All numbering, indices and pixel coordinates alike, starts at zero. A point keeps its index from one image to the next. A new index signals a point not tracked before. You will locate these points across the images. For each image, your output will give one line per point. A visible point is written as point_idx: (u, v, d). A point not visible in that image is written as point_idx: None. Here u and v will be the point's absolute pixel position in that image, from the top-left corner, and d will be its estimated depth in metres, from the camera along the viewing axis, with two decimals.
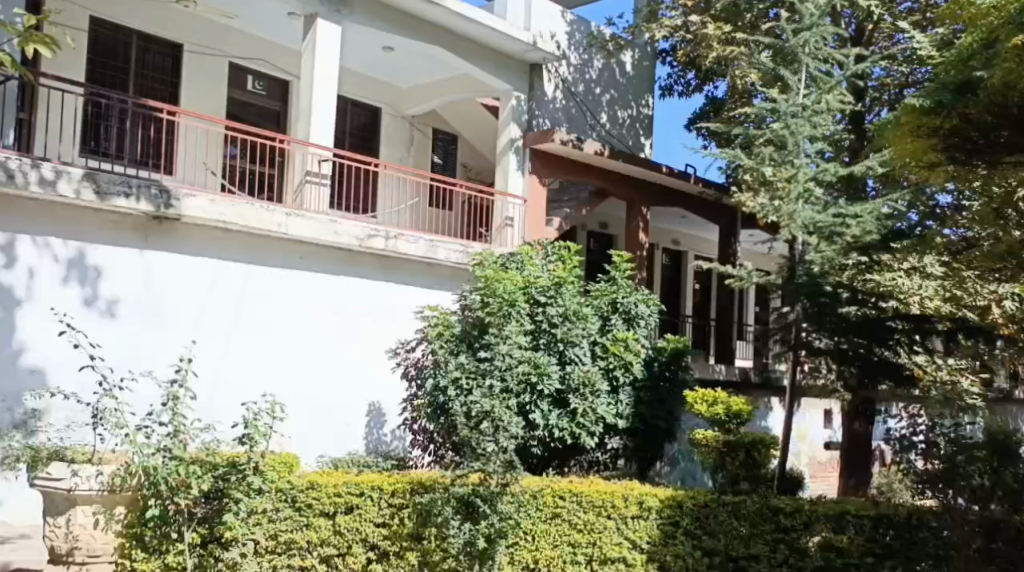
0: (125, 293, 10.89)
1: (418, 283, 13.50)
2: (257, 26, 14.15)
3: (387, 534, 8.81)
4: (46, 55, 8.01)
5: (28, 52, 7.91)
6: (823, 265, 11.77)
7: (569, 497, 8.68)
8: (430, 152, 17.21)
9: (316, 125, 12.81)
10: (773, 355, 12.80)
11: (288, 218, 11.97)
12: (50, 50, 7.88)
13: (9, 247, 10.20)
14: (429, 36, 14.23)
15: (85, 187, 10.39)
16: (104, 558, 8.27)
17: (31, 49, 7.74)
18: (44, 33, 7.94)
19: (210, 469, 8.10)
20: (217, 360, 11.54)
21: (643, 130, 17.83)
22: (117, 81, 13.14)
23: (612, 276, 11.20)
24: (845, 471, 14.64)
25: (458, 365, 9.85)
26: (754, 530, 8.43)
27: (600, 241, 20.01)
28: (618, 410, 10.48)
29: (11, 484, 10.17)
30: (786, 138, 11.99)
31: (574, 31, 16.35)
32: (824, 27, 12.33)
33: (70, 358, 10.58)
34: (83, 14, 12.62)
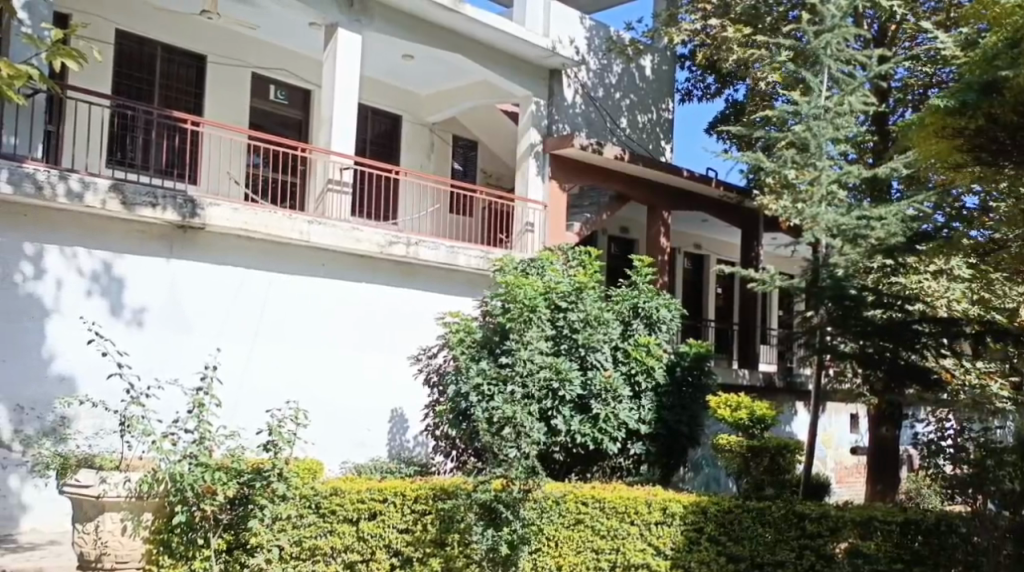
0: (151, 302, 10.95)
1: (437, 289, 13.52)
2: (278, 35, 14.20)
3: (409, 540, 8.77)
4: (71, 68, 7.99)
5: (55, 66, 7.93)
6: (847, 268, 11.46)
7: (592, 503, 8.64)
8: (451, 159, 17.20)
9: (336, 133, 12.84)
10: (797, 358, 12.16)
11: (311, 226, 11.99)
12: (76, 64, 7.91)
13: (38, 258, 10.27)
14: (445, 41, 14.22)
15: (111, 199, 10.45)
16: (131, 564, 8.18)
17: (59, 64, 7.78)
18: (71, 47, 7.97)
19: (236, 476, 8.08)
20: (241, 367, 11.58)
21: (663, 134, 17.76)
22: (142, 93, 13.22)
23: (633, 281, 11.11)
24: (872, 478, 14.49)
25: (479, 371, 9.89)
26: (779, 536, 8.35)
27: (622, 246, 20.00)
28: (641, 416, 10.39)
29: (41, 490, 10.28)
30: (808, 141, 11.88)
31: (593, 37, 16.31)
32: (845, 28, 12.17)
33: (97, 366, 10.65)
34: (109, 26, 12.73)
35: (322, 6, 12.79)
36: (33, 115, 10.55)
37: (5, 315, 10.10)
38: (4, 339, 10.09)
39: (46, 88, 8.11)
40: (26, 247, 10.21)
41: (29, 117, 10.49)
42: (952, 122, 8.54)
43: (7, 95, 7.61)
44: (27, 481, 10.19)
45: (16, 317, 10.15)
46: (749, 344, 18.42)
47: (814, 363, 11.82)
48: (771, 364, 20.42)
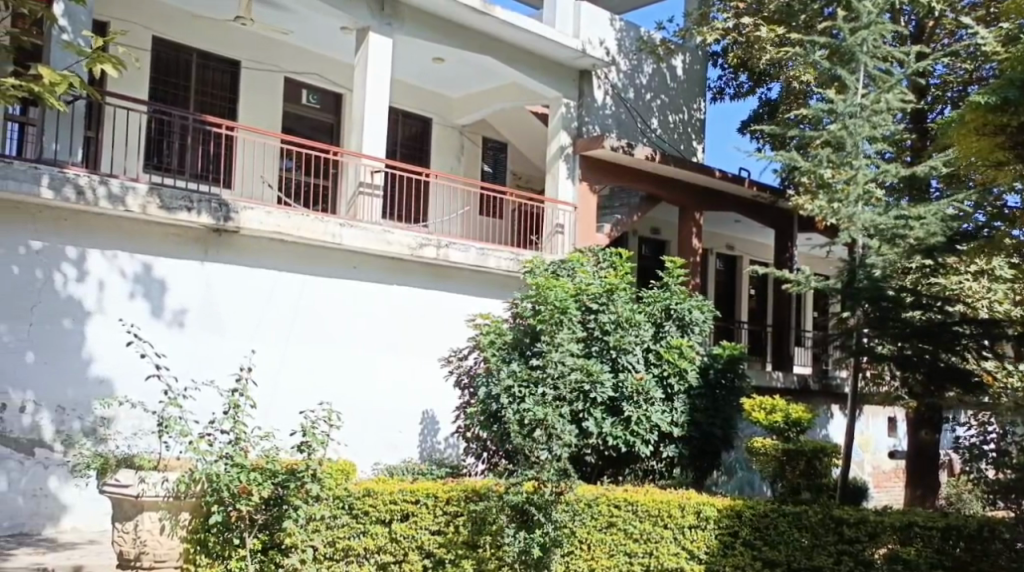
0: (189, 304, 11.03)
1: (468, 291, 13.54)
2: (311, 40, 14.25)
3: (442, 542, 8.72)
4: (112, 75, 8.07)
5: (96, 72, 7.98)
6: (885, 268, 11.27)
7: (625, 506, 8.60)
8: (481, 161, 17.18)
9: (367, 137, 12.85)
10: (833, 360, 12.01)
11: (343, 228, 11.99)
12: (117, 71, 7.96)
13: (81, 261, 10.38)
14: (475, 44, 14.22)
15: (150, 203, 10.52)
16: (169, 564, 8.16)
17: (98, 71, 7.83)
18: (111, 54, 8.02)
19: (270, 476, 8.02)
20: (274, 368, 11.62)
21: (695, 134, 17.61)
22: (178, 98, 13.30)
23: (665, 283, 10.97)
24: (911, 482, 14.22)
25: (510, 374, 9.82)
26: (817, 541, 8.23)
27: (652, 246, 19.90)
28: (673, 419, 10.29)
29: (82, 490, 10.39)
30: (844, 139, 11.68)
31: (623, 38, 16.22)
32: (882, 25, 11.97)
33: (136, 368, 10.73)
34: (147, 34, 12.85)
35: (353, 10, 12.83)
36: (74, 120, 10.57)
37: (47, 317, 10.20)
38: (46, 340, 10.20)
39: (86, 94, 8.18)
40: (69, 250, 10.32)
41: (70, 123, 10.51)
42: (994, 118, 8.34)
43: (49, 101, 7.69)
44: (67, 482, 10.30)
45: (58, 319, 10.25)
46: (782, 347, 18.18)
47: (851, 365, 11.66)
48: (807, 367, 20.17)
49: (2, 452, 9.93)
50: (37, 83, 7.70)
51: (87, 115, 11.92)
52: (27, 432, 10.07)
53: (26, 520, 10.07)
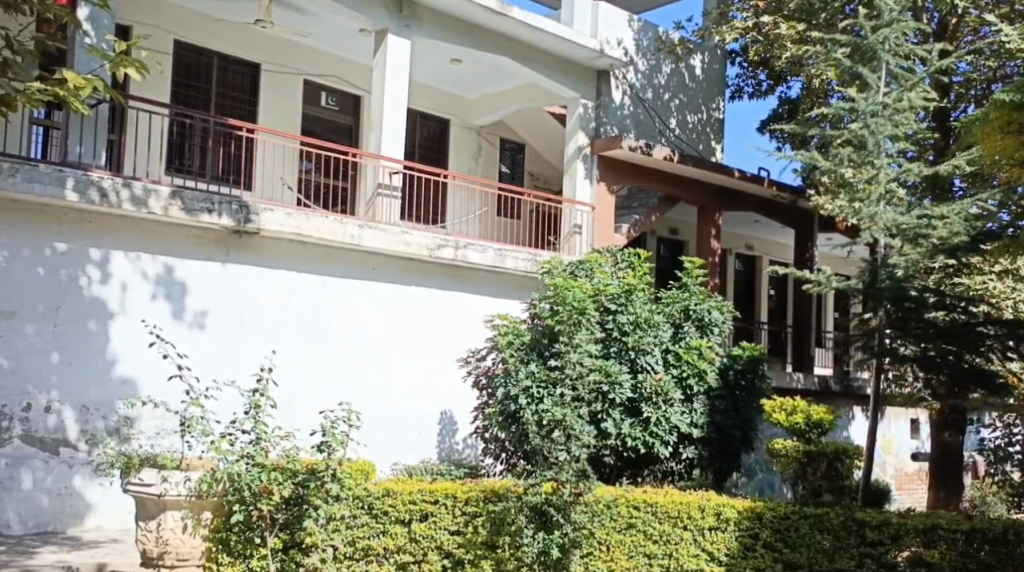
0: (210, 305, 11.07)
1: (487, 292, 13.55)
2: (330, 42, 14.27)
3: (461, 542, 8.69)
4: (135, 79, 8.09)
5: (119, 76, 8.00)
6: (906, 269, 11.04)
7: (645, 507, 8.57)
8: (499, 162, 17.16)
9: (386, 139, 12.87)
10: (854, 361, 11.93)
11: (361, 230, 12.00)
12: (140, 75, 7.98)
13: (104, 263, 10.44)
14: (493, 44, 14.22)
15: (172, 205, 10.56)
16: (192, 562, 8.10)
17: (122, 74, 7.84)
18: (134, 58, 8.04)
19: (291, 476, 8.01)
20: (294, 369, 11.66)
21: (714, 135, 17.53)
22: (199, 102, 13.37)
23: (683, 283, 10.94)
24: (936, 484, 13.92)
25: (528, 374, 9.64)
26: (838, 543, 8.19)
27: (670, 246, 19.83)
28: (693, 420, 10.24)
29: (107, 489, 10.45)
30: (865, 138, 11.52)
31: (641, 38, 16.18)
32: (904, 23, 11.84)
33: (159, 368, 10.79)
34: (168, 38, 12.91)
35: (372, 12, 12.85)
36: (97, 124, 10.61)
37: (72, 319, 10.27)
38: (72, 341, 10.26)
39: (109, 97, 8.20)
40: (93, 252, 10.38)
41: (93, 126, 10.56)
42: (1019, 116, 7.97)
43: (74, 105, 7.72)
44: (92, 480, 10.36)
45: (83, 320, 10.32)
46: (803, 347, 18.03)
47: (872, 367, 11.52)
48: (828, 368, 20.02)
49: (28, 451, 10.00)
50: (61, 87, 7.73)
51: (110, 119, 12.00)
52: (52, 432, 10.13)
53: (51, 519, 10.12)
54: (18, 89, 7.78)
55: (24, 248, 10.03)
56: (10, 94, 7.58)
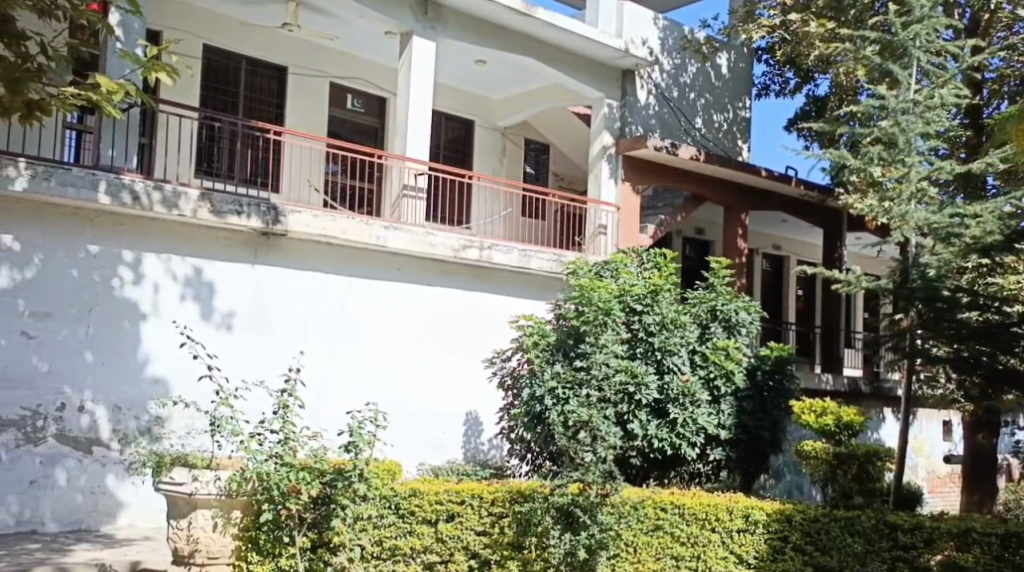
0: (239, 306, 11.14)
1: (512, 292, 13.53)
2: (355, 45, 14.32)
3: (487, 543, 8.66)
4: (166, 83, 8.12)
5: (151, 80, 8.03)
6: (939, 268, 10.96)
7: (671, 509, 8.52)
8: (523, 162, 17.14)
9: (411, 140, 12.89)
10: (884, 362, 11.81)
11: (387, 231, 12.02)
12: (171, 78, 8.00)
13: (136, 264, 10.53)
14: (518, 45, 14.22)
15: (202, 207, 10.61)
16: (222, 561, 8.07)
17: (154, 78, 7.87)
18: (166, 61, 8.06)
19: (319, 475, 8.02)
20: (322, 370, 11.71)
21: (741, 133, 17.41)
22: (227, 106, 13.44)
23: (710, 284, 10.89)
24: (968, 488, 13.75)
25: (554, 374, 9.63)
26: (869, 547, 8.10)
27: (697, 246, 19.74)
28: (720, 421, 10.17)
29: (139, 488, 10.53)
30: (896, 136, 11.29)
31: (666, 37, 16.10)
32: (935, 18, 11.68)
33: (190, 368, 10.87)
34: (197, 42, 12.99)
35: (397, 14, 12.89)
36: (129, 128, 10.70)
37: (105, 320, 10.35)
38: (105, 341, 10.35)
39: (140, 102, 8.23)
40: (125, 254, 10.47)
41: (125, 130, 10.65)
42: None
43: (106, 109, 7.73)
44: (124, 479, 10.44)
45: (116, 321, 10.40)
46: (832, 347, 17.84)
47: (904, 368, 11.36)
48: (857, 369, 19.83)
49: (62, 450, 10.10)
50: (94, 91, 7.76)
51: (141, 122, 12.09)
52: (86, 431, 10.23)
53: (84, 517, 10.21)
54: (52, 93, 7.84)
55: (59, 250, 10.13)
56: (44, 98, 7.64)
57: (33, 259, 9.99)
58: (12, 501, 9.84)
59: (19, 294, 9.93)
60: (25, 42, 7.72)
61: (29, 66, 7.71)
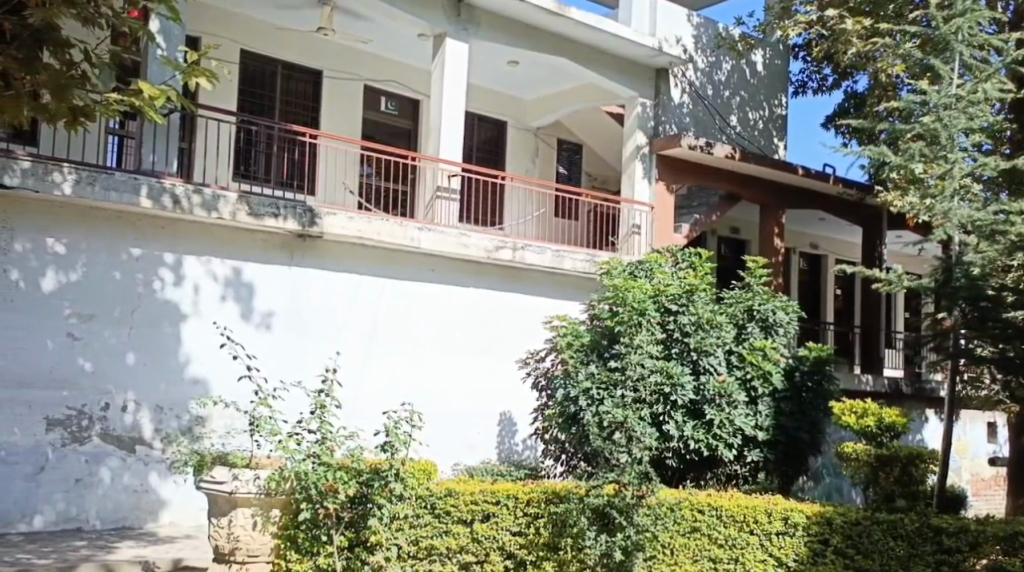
0: (278, 307, 11.22)
1: (546, 292, 13.50)
2: (390, 48, 14.36)
3: (523, 543, 8.61)
4: (206, 87, 8.18)
5: (191, 85, 8.09)
6: (984, 265, 10.68)
7: (709, 511, 8.45)
8: (556, 162, 17.10)
9: (445, 142, 12.91)
10: (927, 363, 11.63)
11: (421, 232, 12.04)
12: (211, 83, 8.05)
13: (177, 266, 10.63)
14: (551, 46, 14.20)
15: (240, 210, 10.68)
16: (261, 559, 8.09)
17: (194, 83, 7.93)
18: (206, 66, 8.11)
19: (356, 475, 8.03)
20: (358, 371, 11.76)
21: (777, 131, 17.25)
22: (265, 110, 13.53)
23: (747, 283, 10.80)
24: (1014, 490, 13.52)
25: (588, 376, 9.51)
26: (913, 550, 7.98)
27: (732, 246, 19.60)
28: (757, 422, 10.07)
29: (180, 486, 10.61)
30: (939, 132, 11.10)
31: (700, 35, 16.00)
32: (978, 12, 11.42)
33: (230, 369, 10.95)
34: (234, 47, 13.10)
35: (431, 17, 12.91)
36: (169, 132, 10.80)
37: (147, 321, 10.45)
38: (147, 343, 10.44)
39: (181, 106, 8.30)
40: (166, 256, 10.57)
41: (166, 135, 10.75)
42: None
43: (149, 114, 7.85)
44: (166, 478, 10.53)
45: (158, 323, 10.50)
46: (872, 349, 17.68)
47: (947, 368, 11.16)
48: (897, 369, 19.55)
49: (106, 449, 10.21)
50: (137, 97, 7.87)
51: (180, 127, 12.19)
52: (129, 430, 10.33)
53: (127, 515, 10.31)
54: (97, 100, 7.94)
55: (102, 253, 10.23)
56: (89, 104, 7.75)
57: (78, 262, 10.12)
58: (58, 499, 9.96)
59: (65, 295, 10.05)
60: (70, 49, 7.82)
61: (74, 73, 7.81)
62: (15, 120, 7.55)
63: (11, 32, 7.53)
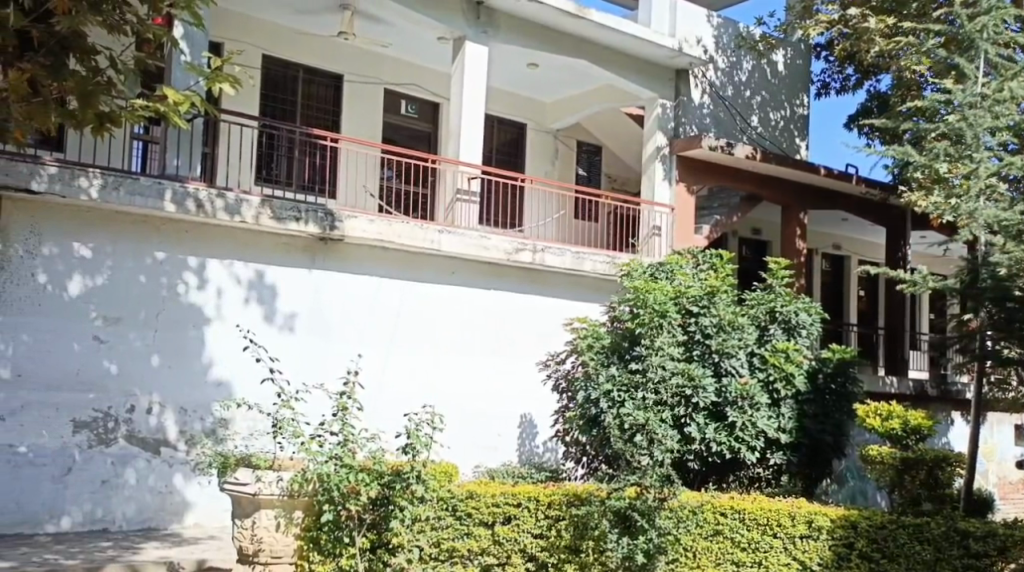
0: (301, 309, 11.25)
1: (566, 294, 13.46)
2: (409, 51, 14.38)
3: (544, 546, 8.58)
4: (229, 93, 8.21)
5: (215, 91, 8.13)
6: (1012, 266, 10.40)
7: (731, 514, 8.39)
8: (576, 164, 17.07)
9: (465, 144, 12.92)
10: (953, 365, 11.52)
11: (441, 234, 12.07)
12: (234, 88, 8.09)
13: (201, 269, 10.67)
14: (570, 48, 14.19)
15: (263, 213, 10.75)
16: (285, 561, 8.06)
17: (217, 89, 7.97)
18: (229, 72, 8.15)
19: (377, 477, 7.99)
20: (380, 373, 11.78)
21: (798, 131, 17.15)
22: (286, 114, 13.58)
23: (769, 284, 10.76)
24: None
25: (609, 378, 9.56)
26: (939, 555, 7.93)
27: (754, 247, 19.51)
28: (781, 425, 9.99)
29: (205, 487, 10.66)
30: (964, 131, 10.96)
31: (721, 35, 15.94)
32: (1003, 9, 11.29)
33: (253, 372, 10.97)
34: (256, 52, 13.17)
35: (451, 20, 12.93)
36: (193, 138, 10.86)
37: (171, 324, 10.50)
38: (171, 346, 10.49)
39: (205, 112, 8.35)
40: (190, 260, 10.62)
41: (189, 140, 10.81)
42: None
43: (173, 120, 7.90)
44: (191, 479, 10.58)
45: (182, 326, 10.55)
46: (897, 351, 17.57)
47: (974, 370, 11.06)
48: (922, 371, 19.40)
49: (131, 451, 10.27)
50: (162, 103, 7.91)
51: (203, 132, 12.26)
52: (154, 432, 10.39)
53: (153, 516, 10.37)
54: (122, 106, 7.98)
55: (127, 257, 10.29)
56: (115, 110, 7.80)
57: (103, 265, 10.18)
58: (85, 500, 10.04)
59: (91, 299, 10.11)
60: (95, 56, 7.87)
61: (99, 79, 7.84)
62: (41, 126, 7.61)
63: (38, 39, 7.56)
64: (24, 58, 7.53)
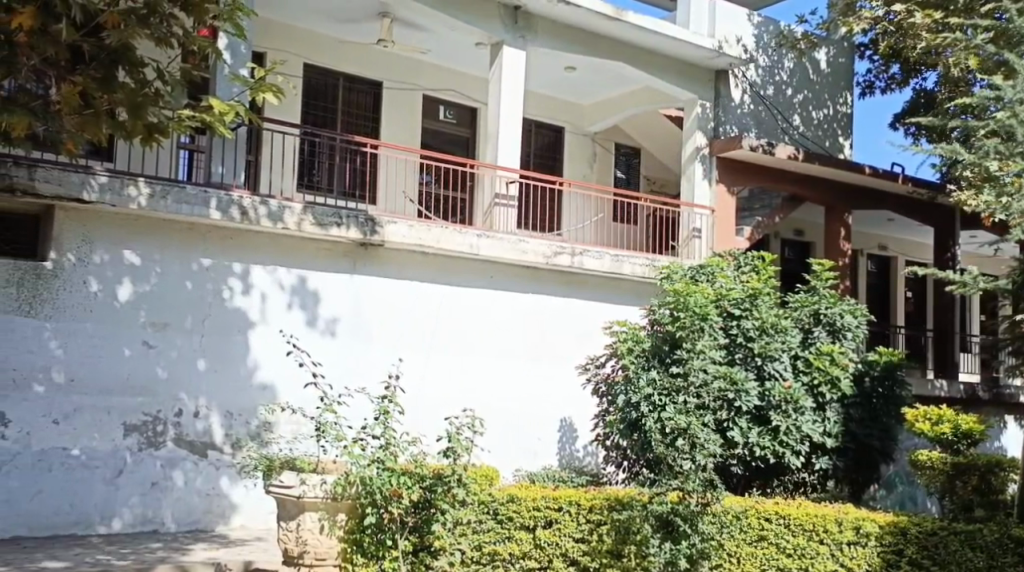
0: (342, 313, 11.30)
1: (606, 297, 13.39)
2: (448, 57, 14.40)
3: (586, 550, 8.49)
4: (274, 102, 8.24)
5: (259, 101, 8.17)
6: None
7: (776, 519, 8.23)
8: (614, 167, 17.01)
9: (503, 148, 12.91)
10: (1005, 366, 11.26)
11: (480, 239, 12.06)
12: (278, 98, 8.11)
13: (244, 275, 10.76)
14: (608, 50, 14.13)
15: (305, 220, 10.77)
16: (330, 562, 8.15)
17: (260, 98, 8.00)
18: (273, 81, 8.18)
19: (419, 480, 8.00)
20: (420, 377, 11.79)
21: (842, 130, 16.94)
22: (328, 121, 13.66)
23: (813, 286, 10.65)
24: None
25: (650, 382, 9.33)
26: (993, 562, 7.63)
27: (796, 248, 19.33)
28: (826, 429, 9.90)
29: (250, 491, 10.74)
30: (1014, 128, 10.70)
31: (761, 34, 15.78)
32: None
33: (295, 375, 11.01)
34: (298, 60, 13.27)
35: (489, 25, 12.93)
36: (237, 145, 10.96)
37: (218, 329, 10.59)
38: (216, 351, 10.57)
39: (249, 120, 8.41)
40: (235, 266, 10.71)
41: (232, 148, 10.91)
42: None
43: (219, 129, 8.13)
44: (237, 482, 10.66)
45: (227, 331, 10.63)
46: (946, 353, 17.30)
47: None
48: (972, 373, 19.06)
49: (179, 453, 10.37)
50: (208, 114, 8.15)
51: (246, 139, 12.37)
52: (201, 435, 10.48)
53: (201, 517, 10.48)
54: (169, 116, 8.08)
55: (174, 264, 10.40)
56: (163, 121, 7.90)
57: (152, 271, 10.29)
58: (135, 502, 10.16)
59: (140, 305, 10.23)
60: (143, 68, 7.92)
61: (147, 91, 7.90)
62: (93, 137, 7.71)
63: (89, 52, 7.62)
64: (75, 71, 7.61)
